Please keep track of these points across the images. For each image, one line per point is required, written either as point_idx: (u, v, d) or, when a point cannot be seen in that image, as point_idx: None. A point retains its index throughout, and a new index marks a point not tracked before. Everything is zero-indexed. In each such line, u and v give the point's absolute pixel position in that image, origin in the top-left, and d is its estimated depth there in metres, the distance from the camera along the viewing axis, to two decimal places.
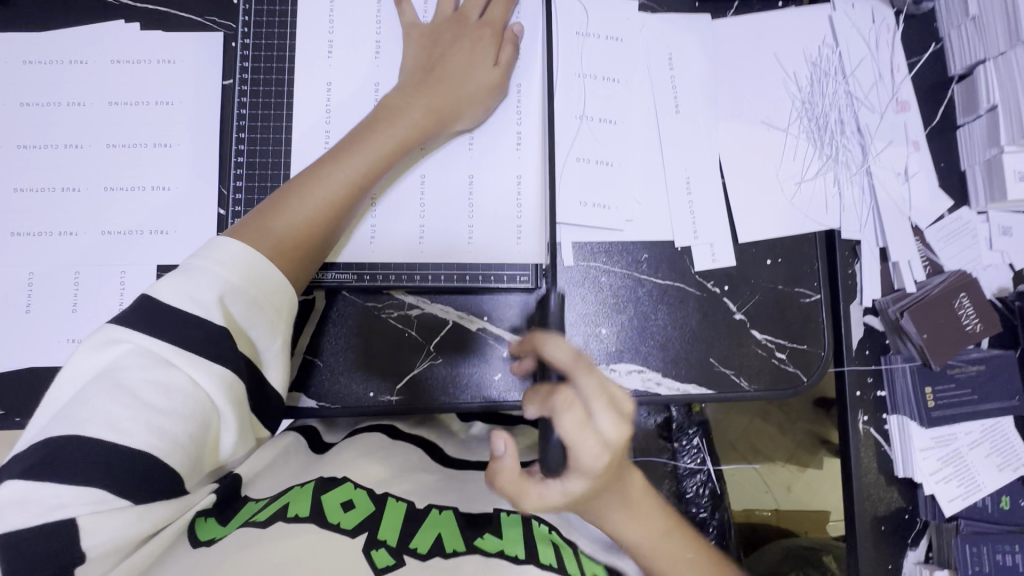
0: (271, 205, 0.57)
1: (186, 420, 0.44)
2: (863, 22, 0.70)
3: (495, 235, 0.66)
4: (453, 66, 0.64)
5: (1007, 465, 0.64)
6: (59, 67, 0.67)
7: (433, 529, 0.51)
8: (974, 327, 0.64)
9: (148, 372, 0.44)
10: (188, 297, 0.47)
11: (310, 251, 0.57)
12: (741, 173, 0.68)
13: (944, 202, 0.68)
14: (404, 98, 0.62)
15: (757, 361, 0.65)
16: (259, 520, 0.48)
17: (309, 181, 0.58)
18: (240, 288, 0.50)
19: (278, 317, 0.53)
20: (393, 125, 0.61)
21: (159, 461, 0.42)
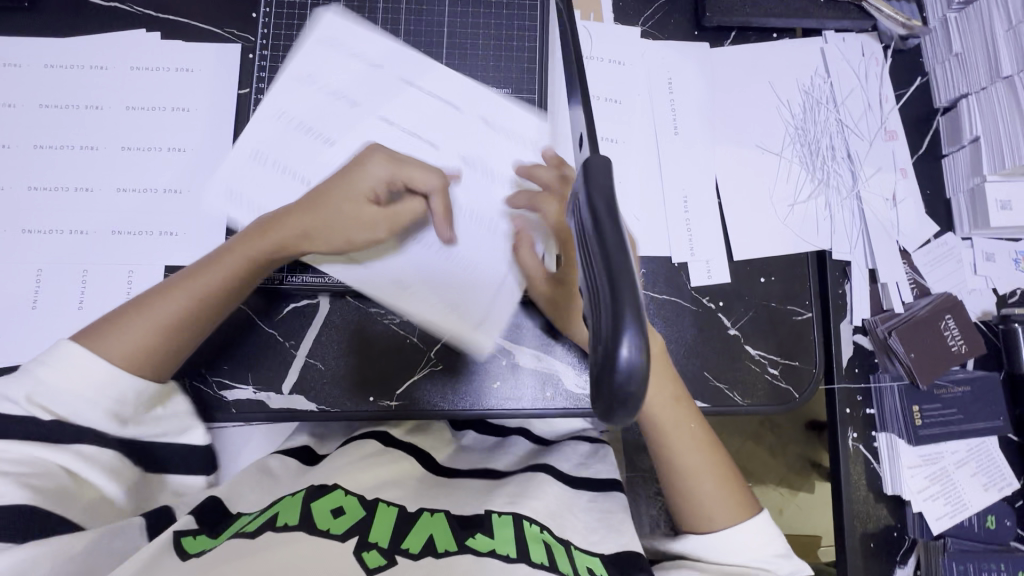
0: (112, 319, 0.57)
1: (50, 479, 0.51)
2: (853, 56, 0.73)
3: (497, 237, 0.65)
4: (350, 182, 0.62)
5: (993, 484, 0.66)
6: (79, 71, 0.69)
7: (425, 529, 0.52)
8: (959, 347, 0.66)
9: (6, 452, 0.50)
10: (1, 397, 0.52)
11: (174, 356, 0.58)
12: (736, 193, 0.70)
13: (931, 228, 0.71)
14: (285, 212, 0.61)
15: (750, 376, 0.67)
16: (246, 531, 0.49)
17: (156, 298, 0.58)
18: (57, 385, 0.53)
19: (124, 403, 0.55)
20: (234, 258, 0.60)
21: (38, 510, 0.48)
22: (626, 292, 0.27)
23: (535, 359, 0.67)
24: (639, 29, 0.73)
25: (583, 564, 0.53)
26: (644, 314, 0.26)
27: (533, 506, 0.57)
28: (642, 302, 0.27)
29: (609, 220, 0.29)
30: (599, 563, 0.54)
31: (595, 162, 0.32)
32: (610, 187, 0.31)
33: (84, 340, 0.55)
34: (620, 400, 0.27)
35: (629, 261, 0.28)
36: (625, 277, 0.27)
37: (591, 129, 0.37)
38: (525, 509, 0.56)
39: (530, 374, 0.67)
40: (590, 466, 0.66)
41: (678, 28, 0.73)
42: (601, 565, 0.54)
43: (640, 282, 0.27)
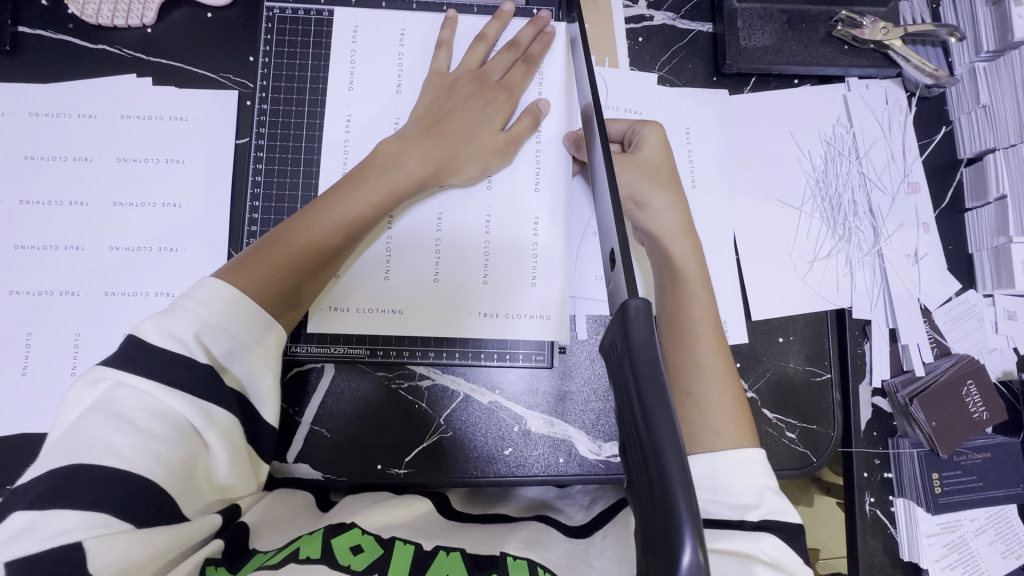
0: (248, 257, 0.53)
1: (179, 447, 0.44)
2: (877, 103, 0.71)
3: (514, 275, 0.63)
4: (460, 121, 0.62)
5: (1011, 553, 0.65)
6: (66, 120, 0.65)
7: (441, 572, 0.50)
8: (980, 414, 0.65)
9: (144, 401, 0.44)
10: (167, 334, 0.46)
11: (290, 303, 0.55)
12: (754, 249, 0.68)
13: (952, 285, 0.69)
14: (403, 145, 0.60)
15: (769, 441, 0.65)
16: (270, 564, 0.47)
17: (291, 234, 0.55)
18: (219, 326, 0.48)
19: (266, 356, 0.50)
20: (377, 182, 0.58)
21: (154, 486, 0.42)
22: (675, 472, 0.25)
23: (546, 424, 0.65)
24: (656, 75, 0.70)
25: None
26: (698, 507, 0.25)
27: (543, 554, 0.53)
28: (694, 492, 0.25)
29: (649, 373, 0.28)
30: None
31: (632, 304, 0.30)
32: (653, 340, 0.29)
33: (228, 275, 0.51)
34: None
35: (680, 438, 0.26)
36: (673, 452, 0.26)
37: (622, 240, 0.34)
38: (539, 557, 0.53)
39: (541, 439, 0.65)
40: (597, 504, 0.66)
41: (696, 74, 0.70)
42: None
43: (686, 453, 0.26)
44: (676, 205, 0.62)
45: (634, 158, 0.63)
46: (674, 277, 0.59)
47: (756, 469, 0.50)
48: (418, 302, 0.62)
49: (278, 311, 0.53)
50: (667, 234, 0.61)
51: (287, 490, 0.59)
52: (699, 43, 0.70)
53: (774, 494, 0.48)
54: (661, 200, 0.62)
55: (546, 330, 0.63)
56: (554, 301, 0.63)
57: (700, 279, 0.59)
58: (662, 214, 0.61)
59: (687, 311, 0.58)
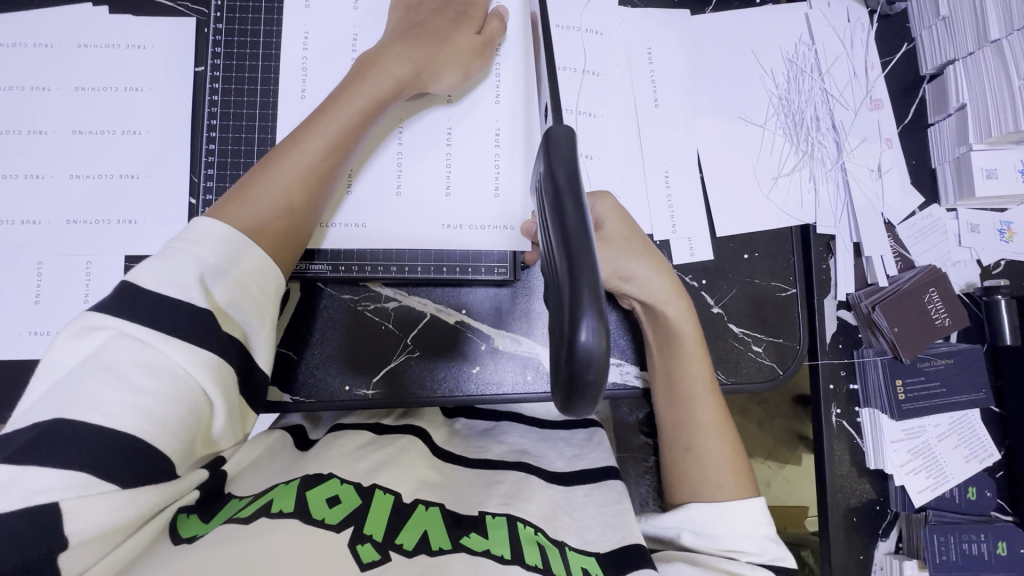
0: (238, 192, 0.52)
1: (175, 404, 0.43)
2: (838, 21, 0.71)
3: (476, 186, 0.64)
4: (433, 31, 0.60)
5: (974, 456, 0.66)
6: (23, 50, 0.65)
7: (419, 526, 0.49)
8: (943, 320, 0.65)
9: (136, 356, 0.43)
10: (166, 280, 0.45)
11: (295, 229, 0.54)
12: (719, 167, 0.68)
13: (916, 199, 0.69)
14: (378, 58, 0.58)
15: (733, 355, 0.66)
16: (241, 517, 0.45)
17: (279, 162, 0.54)
18: (217, 267, 0.47)
19: (264, 299, 0.50)
20: (357, 95, 0.56)
21: (146, 444, 0.42)
22: (584, 268, 0.27)
23: (514, 342, 0.65)
24: None
25: (577, 565, 0.50)
26: (604, 296, 0.27)
27: (524, 508, 0.54)
28: (601, 286, 0.28)
29: (571, 195, 0.30)
30: (594, 562, 0.51)
31: (557, 129, 0.32)
32: (569, 157, 0.31)
33: (222, 213, 0.51)
34: (580, 377, 0.28)
35: (590, 236, 0.28)
36: (580, 244, 0.28)
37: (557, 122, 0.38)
38: (519, 512, 0.53)
39: (510, 358, 0.65)
40: (583, 458, 0.64)
41: None
42: (596, 563, 0.51)
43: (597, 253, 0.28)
44: (660, 268, 0.59)
45: (602, 235, 0.57)
46: (668, 339, 0.60)
47: (758, 516, 0.56)
48: (390, 220, 0.63)
49: (278, 238, 0.52)
50: (659, 296, 0.59)
51: (263, 432, 0.60)
52: None
53: (775, 543, 0.56)
54: (645, 267, 0.58)
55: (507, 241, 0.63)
56: (515, 210, 0.64)
57: (696, 339, 0.60)
58: (651, 280, 0.59)
59: (682, 376, 0.60)
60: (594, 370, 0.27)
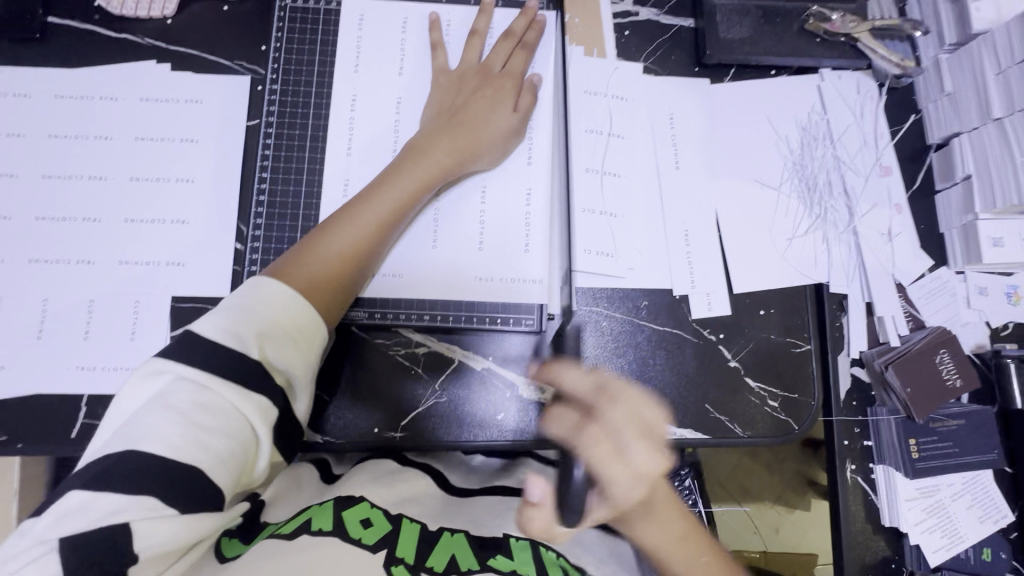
0: (297, 255, 0.57)
1: (229, 437, 0.45)
2: (849, 94, 0.75)
3: (506, 242, 0.67)
4: (477, 112, 0.66)
5: (988, 517, 0.67)
6: (89, 102, 0.70)
7: (448, 548, 0.54)
8: (954, 381, 0.67)
9: (196, 394, 0.46)
10: (225, 331, 0.48)
11: (343, 292, 0.59)
12: (737, 226, 0.72)
13: (925, 262, 0.73)
14: (429, 138, 0.64)
15: (750, 409, 0.68)
16: (284, 533, 0.50)
17: (338, 227, 0.59)
18: (268, 326, 0.50)
19: (308, 351, 0.53)
20: (411, 172, 0.62)
21: (203, 474, 0.44)
22: None
23: (537, 390, 0.67)
24: (641, 64, 0.74)
25: None
26: None
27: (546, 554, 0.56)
28: None
29: None
30: None
31: None
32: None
33: (283, 273, 0.56)
34: None
35: None
36: None
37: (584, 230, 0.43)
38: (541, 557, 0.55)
39: (533, 406, 0.67)
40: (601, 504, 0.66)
41: (679, 65, 0.75)
42: None
43: None
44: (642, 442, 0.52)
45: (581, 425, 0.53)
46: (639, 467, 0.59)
47: None
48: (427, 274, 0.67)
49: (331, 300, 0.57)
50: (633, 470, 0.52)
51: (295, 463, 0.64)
52: (682, 37, 0.75)
53: None
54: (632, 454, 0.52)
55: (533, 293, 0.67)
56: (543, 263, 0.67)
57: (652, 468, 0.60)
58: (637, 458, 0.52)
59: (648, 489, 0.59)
60: None
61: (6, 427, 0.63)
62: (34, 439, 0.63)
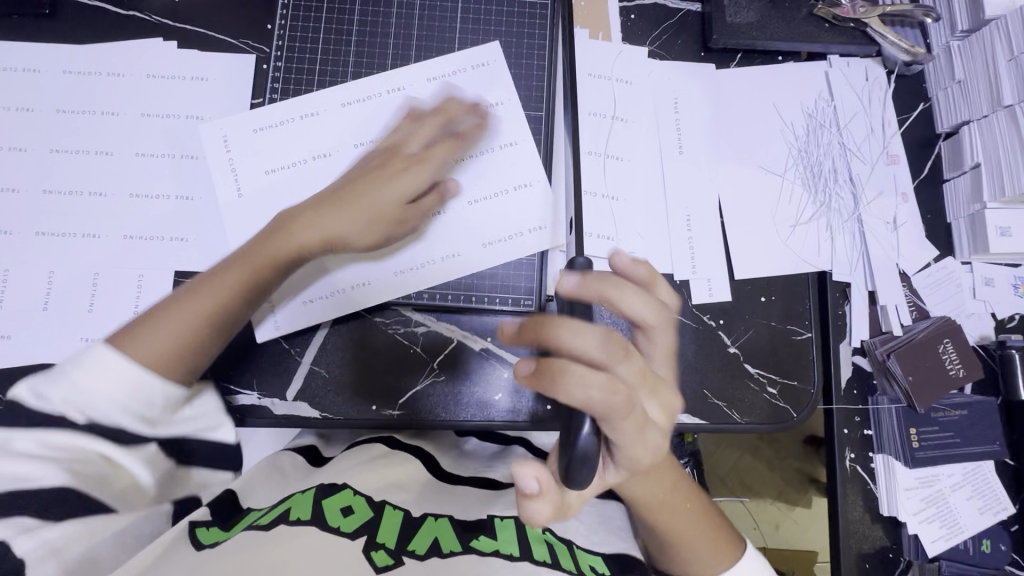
0: (160, 308, 0.55)
1: (89, 462, 0.49)
2: (857, 80, 0.74)
3: (505, 220, 0.67)
4: (394, 171, 0.61)
5: (988, 509, 0.66)
6: (97, 78, 0.71)
7: (430, 532, 0.55)
8: (957, 371, 0.67)
9: (9, 441, 0.47)
10: (36, 392, 0.49)
11: (209, 348, 0.56)
12: (740, 213, 0.71)
13: (931, 251, 0.72)
14: (332, 201, 0.60)
15: (748, 395, 0.68)
16: (262, 522, 0.51)
17: (212, 281, 0.57)
18: (98, 392, 0.50)
19: (168, 393, 0.53)
20: (303, 230, 0.59)
21: (76, 493, 0.47)
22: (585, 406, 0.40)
23: None
24: (646, 49, 0.74)
25: (585, 563, 0.54)
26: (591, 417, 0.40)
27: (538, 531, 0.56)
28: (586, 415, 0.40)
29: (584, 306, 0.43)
30: (601, 559, 0.56)
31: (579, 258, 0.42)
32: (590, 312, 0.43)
33: (137, 332, 0.54)
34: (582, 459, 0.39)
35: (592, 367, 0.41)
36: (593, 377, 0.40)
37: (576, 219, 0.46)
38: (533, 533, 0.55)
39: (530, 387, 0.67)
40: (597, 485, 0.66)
41: (684, 50, 0.74)
42: (602, 561, 0.55)
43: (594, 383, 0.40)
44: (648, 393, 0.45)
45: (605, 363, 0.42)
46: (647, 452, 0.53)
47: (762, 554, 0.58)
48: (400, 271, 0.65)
49: (193, 361, 0.55)
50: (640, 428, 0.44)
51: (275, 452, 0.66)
52: (688, 21, 0.75)
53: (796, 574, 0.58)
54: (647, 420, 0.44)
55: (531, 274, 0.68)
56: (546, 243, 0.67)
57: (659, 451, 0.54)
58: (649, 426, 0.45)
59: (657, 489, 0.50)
60: (591, 462, 0.39)
61: (12, 396, 0.64)
62: None
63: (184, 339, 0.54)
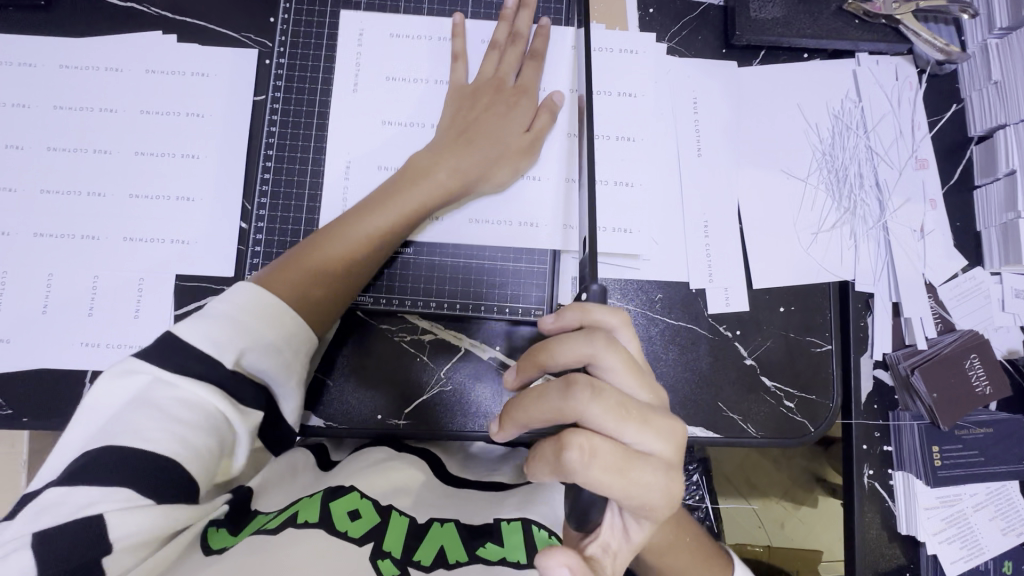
0: (287, 265, 0.56)
1: (208, 433, 0.45)
2: (886, 79, 0.71)
3: (516, 230, 0.66)
4: (485, 130, 0.64)
5: (1011, 529, 0.65)
6: (94, 73, 0.68)
7: (437, 540, 0.51)
8: (984, 388, 0.65)
9: (172, 390, 0.46)
10: (206, 340, 0.47)
11: (335, 302, 0.57)
12: (760, 218, 0.68)
13: (959, 261, 0.69)
14: (435, 157, 0.62)
15: (765, 408, 0.66)
16: (269, 527, 0.47)
17: (340, 234, 0.58)
18: (258, 339, 0.49)
19: (294, 360, 0.52)
20: (415, 188, 0.60)
21: (180, 468, 0.43)
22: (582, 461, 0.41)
23: None
24: (665, 45, 0.70)
25: None
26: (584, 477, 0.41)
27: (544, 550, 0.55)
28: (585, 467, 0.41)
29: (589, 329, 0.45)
30: None
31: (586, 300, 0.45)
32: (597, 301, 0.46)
33: (272, 281, 0.54)
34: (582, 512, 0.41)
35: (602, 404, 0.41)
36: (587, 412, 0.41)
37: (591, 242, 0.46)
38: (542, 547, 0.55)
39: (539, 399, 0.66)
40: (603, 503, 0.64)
41: (705, 46, 0.71)
42: None
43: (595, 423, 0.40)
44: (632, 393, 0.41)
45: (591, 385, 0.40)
46: None
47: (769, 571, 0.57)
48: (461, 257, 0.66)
49: (321, 314, 0.56)
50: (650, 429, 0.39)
51: (291, 449, 0.61)
52: (710, 15, 0.71)
53: None
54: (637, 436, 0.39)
55: (542, 281, 0.66)
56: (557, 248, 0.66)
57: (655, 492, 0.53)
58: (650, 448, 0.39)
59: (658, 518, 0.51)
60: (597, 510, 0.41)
61: (12, 401, 0.63)
62: (38, 414, 0.63)
63: (319, 294, 0.55)
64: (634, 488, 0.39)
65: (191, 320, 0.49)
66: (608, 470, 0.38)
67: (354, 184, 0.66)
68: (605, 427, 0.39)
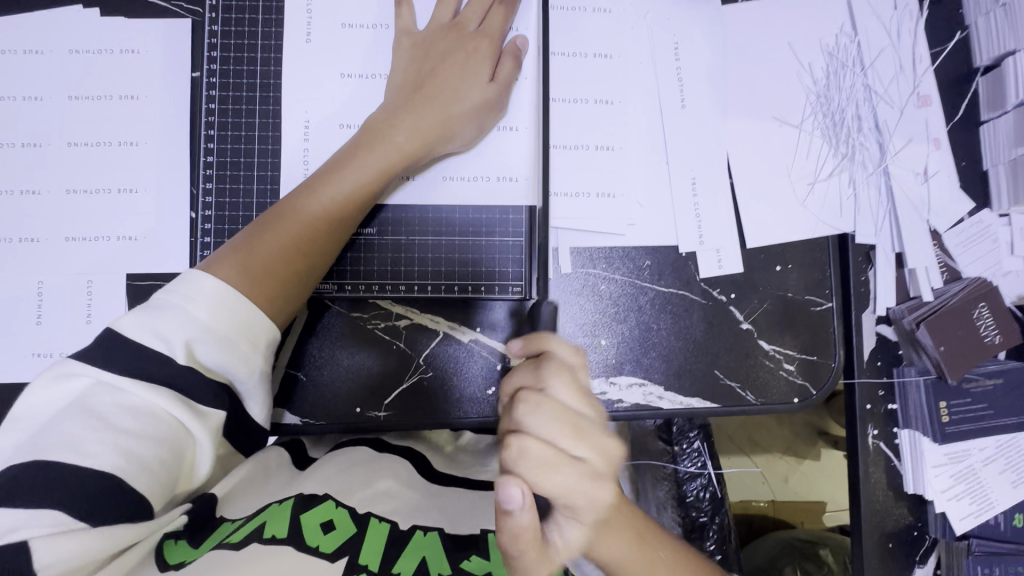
0: (237, 249, 0.51)
1: (157, 443, 0.42)
2: (884, 9, 0.65)
3: (487, 194, 0.61)
4: (445, 87, 0.58)
5: (1023, 482, 0.62)
6: (12, 58, 0.62)
7: (418, 551, 0.47)
8: (992, 338, 0.61)
9: (118, 395, 0.42)
10: (151, 332, 0.44)
11: (294, 284, 0.53)
12: (751, 173, 0.63)
13: (966, 204, 0.64)
14: (390, 118, 0.57)
15: (764, 374, 0.62)
16: (232, 542, 0.43)
17: (292, 211, 0.53)
18: (206, 329, 0.45)
19: (253, 351, 0.47)
20: (371, 155, 0.55)
21: (124, 483, 0.40)
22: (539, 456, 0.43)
23: None
24: None
25: None
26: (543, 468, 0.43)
27: None
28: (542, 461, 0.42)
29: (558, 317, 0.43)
30: None
31: None
32: None
33: (221, 267, 0.49)
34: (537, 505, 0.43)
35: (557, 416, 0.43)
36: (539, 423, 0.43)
37: None
38: None
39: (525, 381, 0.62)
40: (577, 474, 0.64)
41: None
42: None
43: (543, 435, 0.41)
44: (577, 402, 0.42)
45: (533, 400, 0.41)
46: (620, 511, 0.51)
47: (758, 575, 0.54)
48: (424, 229, 0.61)
49: (280, 299, 0.51)
50: (587, 438, 0.41)
51: (266, 447, 0.57)
52: None
53: None
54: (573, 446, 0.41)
55: (520, 253, 0.62)
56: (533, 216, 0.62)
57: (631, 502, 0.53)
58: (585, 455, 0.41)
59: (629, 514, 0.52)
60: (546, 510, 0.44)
61: None
62: None
63: (276, 280, 0.51)
64: (560, 489, 0.41)
65: (135, 314, 0.45)
66: (535, 469, 0.40)
67: (314, 146, 0.61)
68: (544, 435, 0.40)
